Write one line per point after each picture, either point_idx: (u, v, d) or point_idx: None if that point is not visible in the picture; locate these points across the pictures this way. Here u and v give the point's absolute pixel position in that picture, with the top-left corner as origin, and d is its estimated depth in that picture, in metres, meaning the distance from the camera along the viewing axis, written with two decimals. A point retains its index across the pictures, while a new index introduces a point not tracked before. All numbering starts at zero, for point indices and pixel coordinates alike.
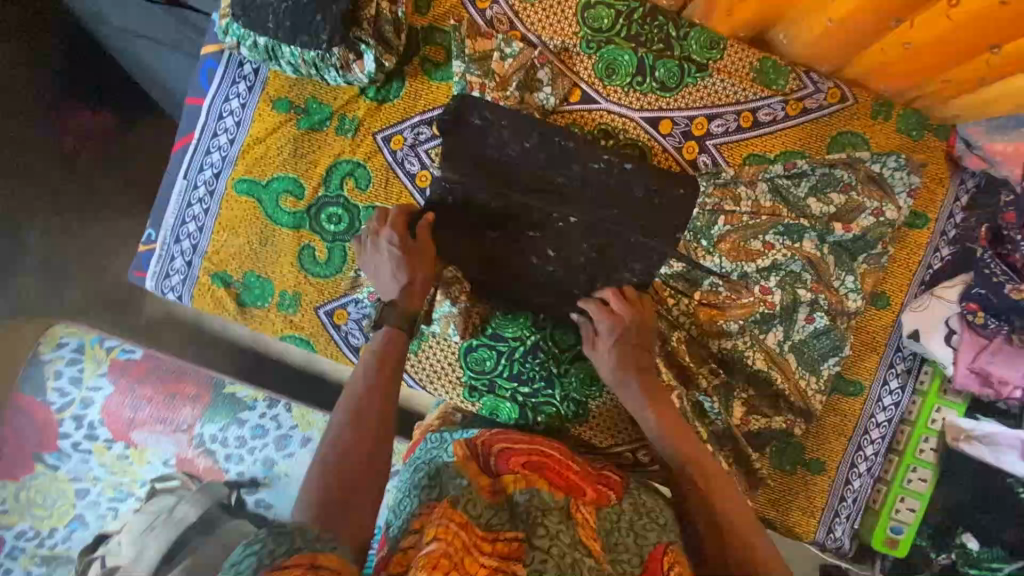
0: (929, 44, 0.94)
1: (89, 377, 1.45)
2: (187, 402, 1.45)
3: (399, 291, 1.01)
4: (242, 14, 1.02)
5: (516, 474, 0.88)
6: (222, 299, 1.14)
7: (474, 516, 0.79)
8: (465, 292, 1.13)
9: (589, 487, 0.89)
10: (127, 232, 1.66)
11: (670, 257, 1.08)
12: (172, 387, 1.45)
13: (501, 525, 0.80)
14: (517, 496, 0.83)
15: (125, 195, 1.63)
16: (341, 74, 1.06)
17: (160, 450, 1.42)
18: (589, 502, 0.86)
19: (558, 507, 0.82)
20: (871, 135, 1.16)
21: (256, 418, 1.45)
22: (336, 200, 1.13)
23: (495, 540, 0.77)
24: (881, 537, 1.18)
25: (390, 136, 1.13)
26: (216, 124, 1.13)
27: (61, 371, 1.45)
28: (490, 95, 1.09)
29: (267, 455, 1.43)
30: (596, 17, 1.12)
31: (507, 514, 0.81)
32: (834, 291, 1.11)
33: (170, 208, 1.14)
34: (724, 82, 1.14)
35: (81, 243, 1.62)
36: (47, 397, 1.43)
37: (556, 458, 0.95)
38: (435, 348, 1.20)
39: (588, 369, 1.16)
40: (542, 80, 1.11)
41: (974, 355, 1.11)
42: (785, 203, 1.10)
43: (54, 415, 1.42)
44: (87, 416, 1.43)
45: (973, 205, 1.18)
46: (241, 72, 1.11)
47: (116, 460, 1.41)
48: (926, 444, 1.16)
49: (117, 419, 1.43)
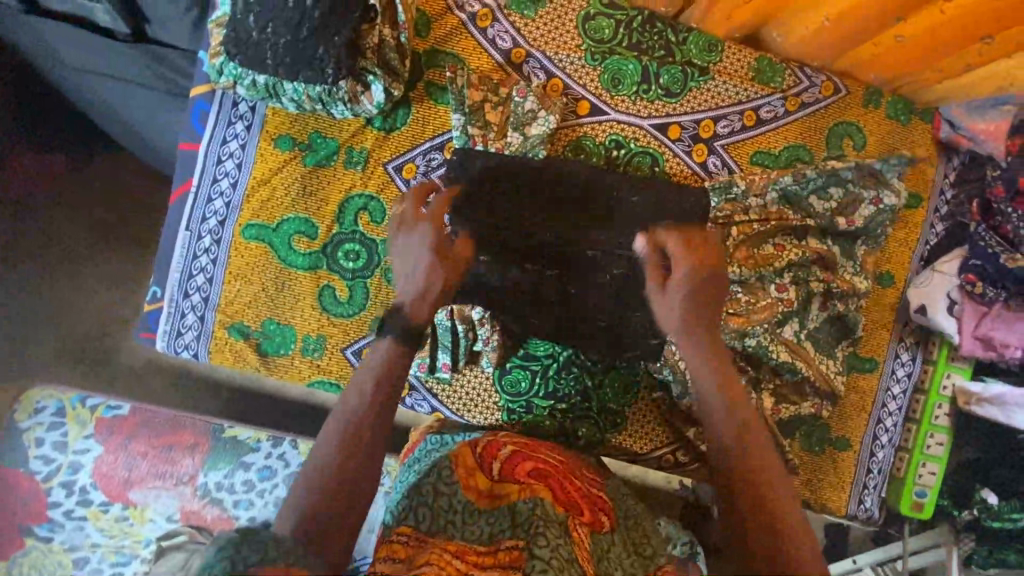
0: (922, 36, 0.98)
1: (74, 440, 1.35)
2: (187, 452, 1.36)
3: (413, 293, 0.87)
4: (236, 52, 0.97)
5: (521, 484, 0.87)
6: (243, 352, 1.09)
7: (473, 541, 0.80)
8: (493, 326, 1.12)
9: (587, 508, 0.89)
10: (103, 276, 1.54)
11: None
12: (170, 438, 1.36)
13: (501, 536, 0.81)
14: (519, 505, 0.84)
15: (105, 241, 1.55)
16: (349, 107, 1.04)
17: (161, 507, 1.33)
18: (586, 523, 0.86)
19: (559, 521, 0.82)
20: (865, 122, 1.20)
21: (261, 460, 1.37)
22: (351, 236, 1.09)
23: (495, 552, 0.79)
24: (907, 502, 1.25)
25: (401, 165, 1.10)
26: (214, 169, 1.07)
27: (43, 437, 1.34)
28: (493, 146, 1.07)
29: (279, 496, 1.35)
30: (597, 29, 1.12)
31: (510, 522, 0.82)
32: (845, 277, 1.15)
33: (174, 262, 1.08)
34: (725, 84, 1.16)
35: (56, 298, 1.53)
36: (29, 466, 1.33)
37: (558, 467, 0.94)
38: (469, 374, 1.18)
39: (621, 379, 1.18)
40: (535, 112, 1.08)
41: (977, 322, 1.18)
42: (791, 206, 1.13)
43: (41, 484, 1.32)
44: (77, 481, 1.33)
45: (960, 181, 1.24)
46: (236, 112, 1.06)
47: (114, 522, 1.32)
48: (940, 410, 1.24)
49: (111, 481, 1.33)
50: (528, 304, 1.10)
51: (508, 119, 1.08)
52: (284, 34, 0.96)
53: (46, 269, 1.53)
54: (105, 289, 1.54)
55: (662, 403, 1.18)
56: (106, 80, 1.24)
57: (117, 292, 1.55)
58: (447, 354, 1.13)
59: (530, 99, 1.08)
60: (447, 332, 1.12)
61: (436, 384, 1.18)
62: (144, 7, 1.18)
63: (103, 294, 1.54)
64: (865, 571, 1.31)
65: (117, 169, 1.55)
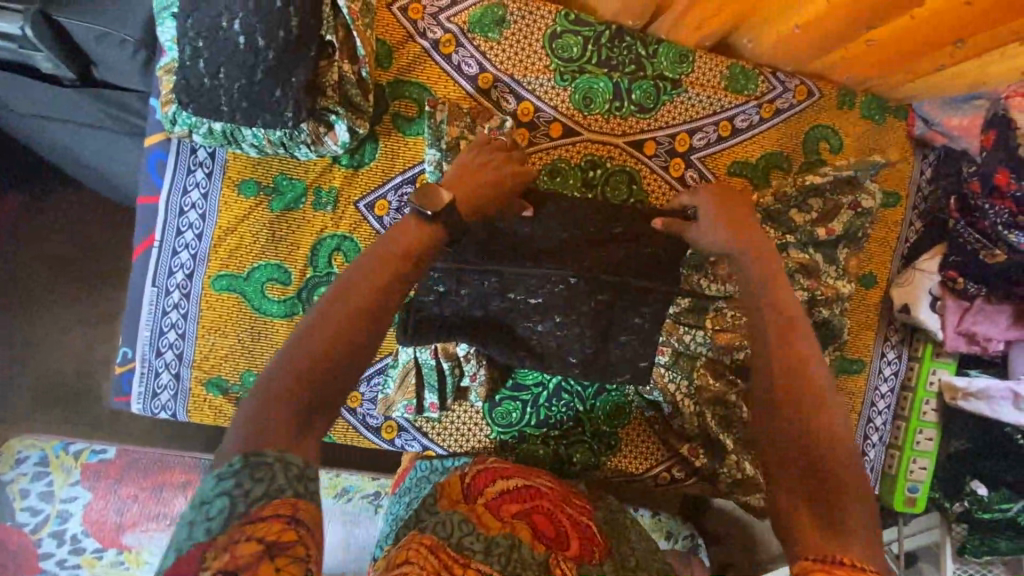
0: (893, 39, 0.97)
1: (59, 488, 1.30)
2: (179, 491, 1.33)
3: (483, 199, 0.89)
4: (189, 101, 0.92)
5: (502, 523, 0.84)
6: (223, 408, 1.05)
7: (443, 539, 0.79)
8: (479, 361, 1.08)
9: (575, 540, 0.86)
10: (74, 316, 1.48)
11: (676, 296, 1.07)
12: (160, 478, 1.34)
13: (474, 556, 0.76)
14: (499, 539, 0.80)
15: (71, 282, 1.48)
16: (313, 149, 1.00)
17: (159, 548, 1.30)
18: (570, 558, 0.83)
19: (536, 564, 0.78)
20: (841, 124, 1.19)
21: None
22: (327, 279, 1.06)
23: (467, 566, 0.74)
24: (901, 498, 1.26)
25: (373, 203, 1.07)
26: (177, 220, 1.02)
27: (27, 489, 1.30)
28: None
29: None
30: (564, 47, 1.09)
31: (482, 548, 0.76)
32: (829, 283, 1.14)
33: (143, 320, 1.03)
34: (698, 96, 1.14)
35: (24, 345, 1.47)
36: (17, 519, 1.28)
37: (545, 503, 0.90)
38: (457, 409, 1.16)
39: (612, 401, 1.18)
40: None
41: (959, 318, 1.19)
42: (772, 222, 1.12)
43: (31, 537, 1.28)
44: (68, 530, 1.29)
45: (936, 176, 1.24)
46: (195, 159, 1.01)
47: (110, 569, 1.28)
48: (928, 406, 1.24)
49: (103, 527, 1.29)
50: (504, 340, 1.05)
51: None
52: (238, 78, 0.91)
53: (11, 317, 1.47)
54: (77, 331, 1.48)
55: (653, 420, 1.19)
56: (61, 122, 1.20)
57: (95, 334, 1.49)
58: (435, 394, 1.09)
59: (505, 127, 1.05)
60: (433, 372, 1.08)
61: (426, 422, 1.16)
62: (87, 51, 1.08)
63: (74, 338, 1.48)
64: None
65: (76, 209, 1.48)
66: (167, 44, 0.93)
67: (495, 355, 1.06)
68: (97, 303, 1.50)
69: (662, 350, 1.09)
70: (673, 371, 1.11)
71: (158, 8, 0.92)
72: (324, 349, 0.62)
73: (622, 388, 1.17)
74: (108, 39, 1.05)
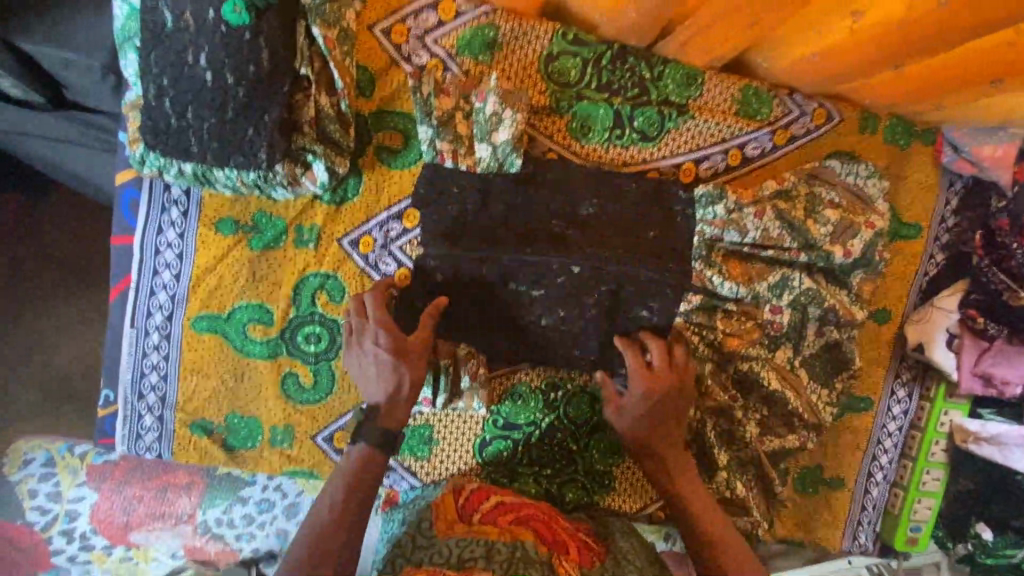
0: (923, 71, 0.87)
1: (67, 489, 1.31)
2: (182, 492, 1.30)
3: (385, 399, 0.91)
4: (156, 142, 0.87)
5: (502, 529, 0.96)
6: (208, 449, 1.03)
7: (442, 564, 0.90)
8: (482, 364, 1.06)
9: (574, 548, 0.97)
10: (63, 326, 1.45)
11: (687, 291, 0.99)
12: (163, 480, 1.31)
13: (477, 566, 0.89)
14: (502, 546, 0.92)
15: (60, 289, 1.45)
16: (291, 190, 0.94)
17: (165, 546, 1.30)
18: (572, 560, 0.95)
19: (541, 561, 0.91)
20: (861, 151, 1.10)
21: (259, 493, 1.31)
22: (311, 319, 1.02)
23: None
24: (902, 538, 1.22)
25: (358, 239, 1.02)
26: (154, 260, 0.99)
27: (36, 489, 1.31)
28: (464, 163, 0.98)
29: (280, 526, 1.32)
30: (561, 70, 1.01)
31: (484, 552, 0.90)
32: (843, 302, 1.07)
33: (123, 361, 1.01)
34: (707, 122, 1.05)
35: (11, 355, 1.43)
36: (27, 518, 1.30)
37: (540, 513, 1.02)
38: (450, 414, 1.13)
39: (608, 439, 1.14)
40: (499, 114, 0.95)
41: (977, 358, 1.12)
42: (790, 229, 1.02)
43: (40, 534, 1.30)
44: (77, 528, 1.30)
45: (962, 207, 1.14)
46: (169, 197, 0.97)
47: (120, 563, 1.30)
48: (936, 447, 1.19)
49: (110, 525, 1.30)
50: (501, 336, 1.03)
51: (473, 130, 0.97)
52: (207, 118, 0.85)
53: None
54: (66, 343, 1.45)
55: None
56: (43, 142, 1.14)
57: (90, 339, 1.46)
58: (428, 390, 1.05)
59: (491, 101, 0.95)
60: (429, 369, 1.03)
61: (414, 461, 1.13)
62: (58, 78, 1.04)
63: (62, 350, 1.44)
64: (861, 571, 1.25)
65: (62, 222, 1.44)
66: (131, 78, 0.86)
67: (494, 351, 1.04)
68: (79, 314, 1.46)
69: None
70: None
71: (119, 40, 0.85)
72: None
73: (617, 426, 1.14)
74: (76, 64, 1.01)
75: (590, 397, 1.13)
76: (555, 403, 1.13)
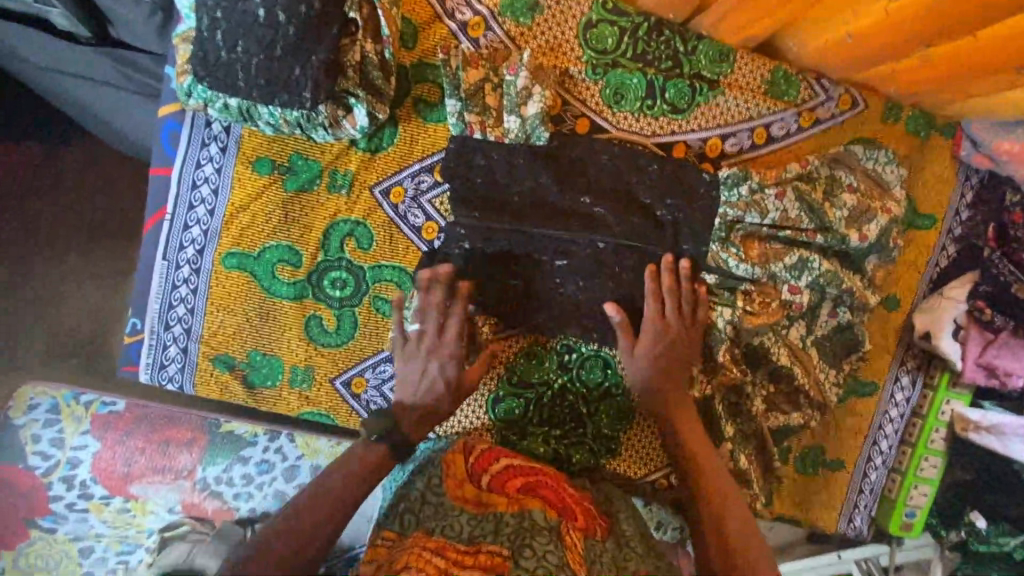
0: (949, 56, 0.90)
1: (70, 436, 1.31)
2: (184, 448, 1.32)
3: (418, 410, 0.98)
4: (205, 74, 0.89)
5: (511, 498, 0.96)
6: (229, 384, 1.06)
7: (452, 538, 0.88)
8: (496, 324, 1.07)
9: (581, 513, 0.98)
10: (75, 270, 1.46)
11: (700, 271, 1.04)
12: (165, 434, 1.32)
13: (484, 541, 0.87)
14: (507, 518, 0.90)
15: (79, 235, 1.46)
16: (331, 132, 0.97)
17: (164, 499, 1.30)
18: (579, 527, 0.94)
19: (548, 529, 0.88)
20: (882, 139, 1.13)
21: (259, 454, 1.33)
22: (338, 264, 1.05)
23: (477, 553, 0.83)
24: (898, 522, 1.24)
25: (389, 189, 1.04)
26: (190, 194, 1.01)
27: (39, 435, 1.30)
28: (491, 134, 1.01)
29: (278, 488, 1.32)
30: (598, 38, 1.04)
31: (493, 529, 0.89)
32: (858, 285, 1.10)
33: (153, 291, 1.04)
34: (736, 99, 1.08)
35: (25, 295, 1.45)
36: (28, 463, 1.29)
37: (551, 479, 1.02)
38: None
39: (617, 405, 1.16)
40: (529, 89, 0.99)
41: (981, 349, 1.15)
42: (807, 212, 1.05)
43: (41, 479, 1.29)
44: (77, 476, 1.29)
45: (977, 202, 1.18)
46: (210, 133, 1.00)
47: (117, 514, 1.29)
48: (937, 434, 1.22)
49: (112, 475, 1.30)
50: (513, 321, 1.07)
51: (503, 102, 1.00)
52: (256, 53, 0.88)
53: (14, 267, 1.45)
54: (80, 289, 1.46)
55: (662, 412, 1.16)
56: (77, 80, 1.15)
57: (107, 284, 1.47)
58: None
59: (523, 75, 0.99)
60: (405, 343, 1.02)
61: None
62: (107, 10, 1.09)
63: (78, 295, 1.46)
64: (850, 568, 1.30)
65: (83, 168, 1.45)
66: (183, 11, 0.90)
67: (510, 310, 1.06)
68: (92, 260, 1.47)
69: None
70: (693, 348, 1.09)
71: None
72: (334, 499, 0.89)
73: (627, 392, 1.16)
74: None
75: (604, 361, 1.15)
76: (569, 364, 1.15)
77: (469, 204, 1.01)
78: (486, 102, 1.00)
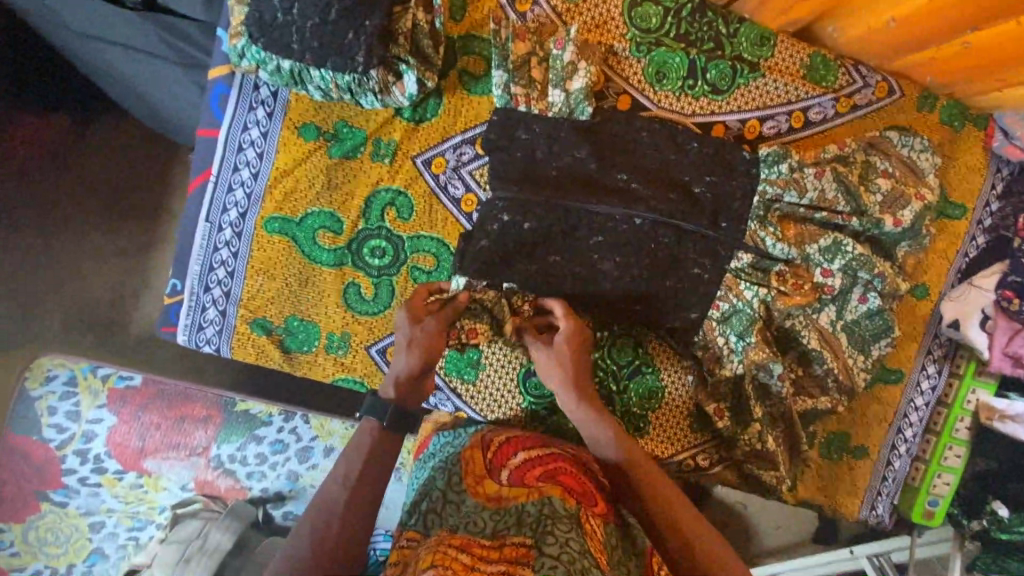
0: (989, 46, 0.91)
1: (86, 409, 1.28)
2: (199, 425, 1.30)
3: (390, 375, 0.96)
4: (260, 36, 0.91)
5: (530, 489, 0.89)
6: (267, 348, 1.07)
7: (476, 534, 0.83)
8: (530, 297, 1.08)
9: (600, 497, 0.92)
10: (99, 241, 1.45)
11: (738, 250, 1.04)
12: (181, 410, 1.30)
13: (506, 535, 0.80)
14: (528, 508, 0.84)
15: (105, 205, 1.46)
16: (379, 98, 0.97)
17: (177, 476, 1.30)
18: (598, 514, 0.88)
19: (568, 516, 0.82)
20: (917, 127, 1.14)
21: (274, 434, 1.31)
22: (377, 232, 1.05)
23: (501, 547, 0.78)
24: (920, 512, 1.24)
25: (431, 159, 1.05)
26: (235, 157, 1.02)
27: (55, 407, 1.27)
28: (536, 107, 1.02)
29: (291, 468, 1.31)
30: (643, 17, 1.06)
31: (514, 521, 0.82)
32: (889, 272, 1.10)
33: (194, 253, 1.05)
34: (776, 82, 1.09)
35: (46, 264, 1.44)
36: (42, 435, 1.27)
37: (568, 465, 0.96)
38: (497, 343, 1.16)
39: (646, 385, 1.17)
40: (575, 64, 1.00)
41: (1008, 339, 1.13)
42: (844, 193, 1.06)
43: (55, 452, 1.27)
44: (92, 450, 1.28)
45: (1007, 193, 1.19)
46: (258, 97, 1.01)
47: (129, 490, 1.28)
48: (960, 424, 1.23)
49: (126, 450, 1.28)
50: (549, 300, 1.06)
51: (549, 75, 1.02)
52: (311, 17, 0.90)
53: (37, 237, 1.44)
54: (99, 261, 1.45)
55: (693, 387, 1.17)
56: (123, 50, 1.15)
57: (129, 257, 1.46)
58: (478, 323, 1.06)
59: (570, 50, 1.00)
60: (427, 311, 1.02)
61: (460, 383, 1.17)
62: None
63: (98, 267, 1.45)
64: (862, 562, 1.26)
65: (115, 137, 1.46)
66: None
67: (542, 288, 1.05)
68: (115, 230, 1.46)
69: (717, 305, 1.06)
70: (725, 327, 1.08)
71: None
72: (355, 493, 0.85)
73: (657, 371, 1.18)
74: None
75: (634, 340, 1.17)
76: (601, 342, 1.16)
77: (504, 177, 1.00)
78: (531, 76, 1.02)
